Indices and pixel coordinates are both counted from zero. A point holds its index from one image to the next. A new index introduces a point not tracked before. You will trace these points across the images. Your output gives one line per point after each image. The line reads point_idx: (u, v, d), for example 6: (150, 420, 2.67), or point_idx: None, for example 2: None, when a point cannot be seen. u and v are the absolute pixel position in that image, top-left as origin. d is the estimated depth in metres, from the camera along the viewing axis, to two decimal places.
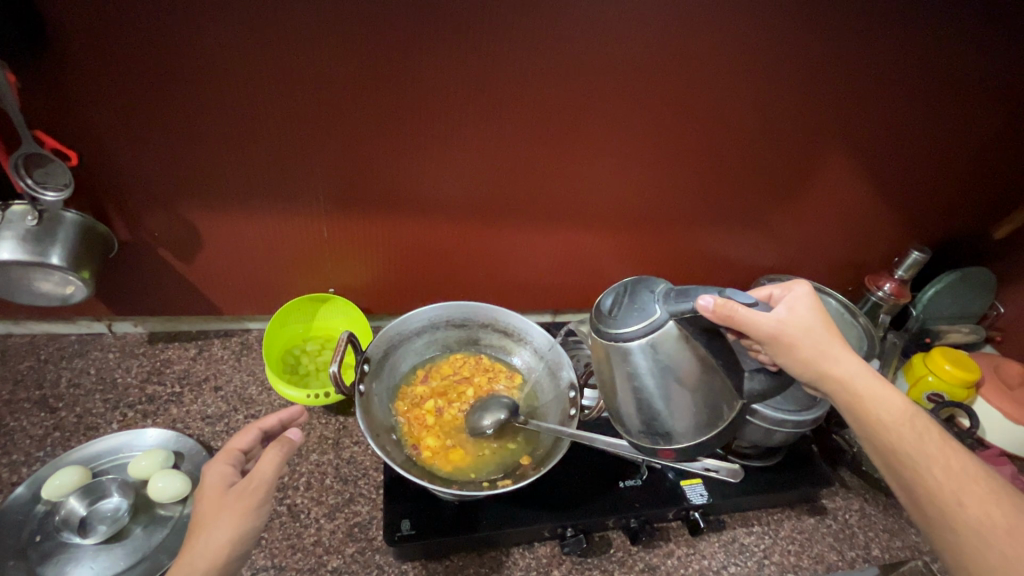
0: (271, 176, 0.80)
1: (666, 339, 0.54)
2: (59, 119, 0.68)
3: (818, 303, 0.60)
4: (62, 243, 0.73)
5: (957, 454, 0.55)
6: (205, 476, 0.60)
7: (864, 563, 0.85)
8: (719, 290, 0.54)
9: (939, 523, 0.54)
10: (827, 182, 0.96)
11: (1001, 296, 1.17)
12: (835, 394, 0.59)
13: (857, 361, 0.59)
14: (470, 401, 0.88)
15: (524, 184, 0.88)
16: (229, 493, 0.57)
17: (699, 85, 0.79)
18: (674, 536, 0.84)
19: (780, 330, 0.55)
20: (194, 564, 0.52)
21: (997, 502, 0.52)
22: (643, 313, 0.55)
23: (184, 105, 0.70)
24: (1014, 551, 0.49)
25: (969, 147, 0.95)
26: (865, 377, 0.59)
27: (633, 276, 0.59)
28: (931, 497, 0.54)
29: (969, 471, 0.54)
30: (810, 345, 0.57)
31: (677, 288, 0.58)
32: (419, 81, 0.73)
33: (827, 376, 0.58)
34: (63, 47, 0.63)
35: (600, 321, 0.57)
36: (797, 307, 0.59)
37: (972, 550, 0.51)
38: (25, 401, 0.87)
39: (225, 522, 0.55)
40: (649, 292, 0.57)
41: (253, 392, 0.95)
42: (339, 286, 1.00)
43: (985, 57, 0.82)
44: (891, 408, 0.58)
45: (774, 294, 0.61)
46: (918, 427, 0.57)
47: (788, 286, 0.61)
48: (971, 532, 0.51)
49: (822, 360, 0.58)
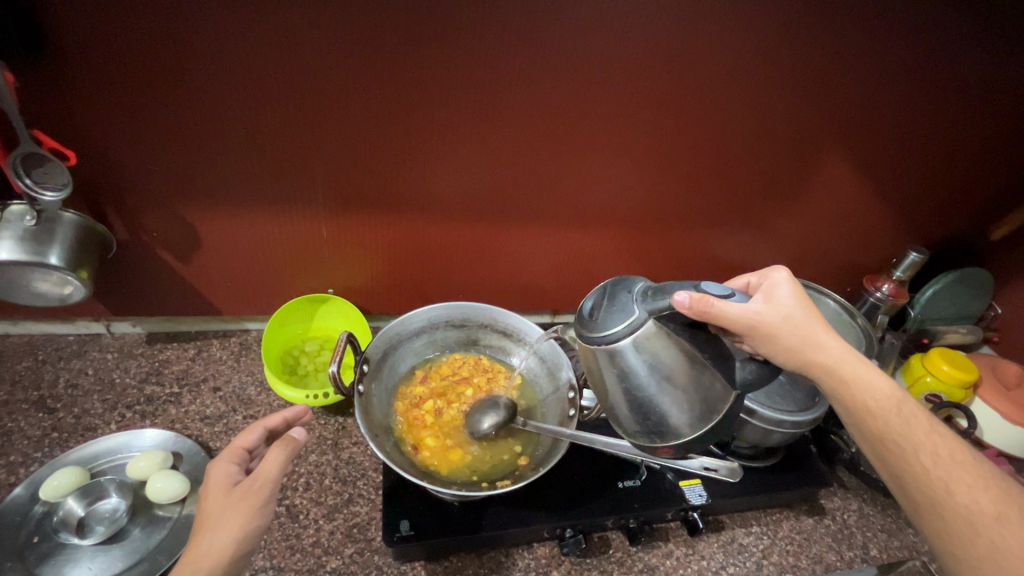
0: (271, 176, 0.80)
1: (649, 336, 0.54)
2: (57, 119, 0.68)
3: (798, 288, 0.61)
4: (61, 243, 0.73)
5: (945, 439, 0.55)
6: (209, 474, 0.60)
7: (862, 563, 0.85)
8: (693, 285, 0.54)
9: (928, 510, 0.54)
10: (825, 183, 0.96)
11: (998, 295, 1.17)
12: (822, 381, 0.60)
13: (841, 346, 0.60)
14: (469, 402, 0.88)
15: (525, 185, 0.88)
16: (233, 492, 0.57)
17: (698, 86, 0.79)
18: (672, 536, 0.84)
19: (761, 321, 0.56)
20: (198, 563, 0.52)
21: (985, 488, 0.52)
22: (624, 312, 0.55)
23: (184, 105, 0.70)
24: (1002, 538, 0.50)
25: (967, 149, 0.95)
26: (849, 361, 0.59)
27: (612, 278, 0.59)
28: (919, 484, 0.54)
29: (956, 456, 0.54)
30: (794, 333, 0.58)
31: (655, 286, 0.58)
32: (420, 82, 0.73)
33: (813, 364, 0.58)
34: (62, 47, 0.63)
35: (583, 326, 0.57)
36: (777, 295, 0.60)
37: (961, 537, 0.51)
38: (23, 401, 0.86)
39: (229, 522, 0.55)
40: (627, 291, 0.57)
41: (252, 393, 0.94)
42: (338, 286, 1.00)
43: (984, 58, 0.82)
44: (877, 394, 0.58)
45: (752, 282, 0.65)
46: (904, 412, 0.57)
47: (765, 274, 0.64)
48: (960, 518, 0.52)
49: (807, 347, 0.58)
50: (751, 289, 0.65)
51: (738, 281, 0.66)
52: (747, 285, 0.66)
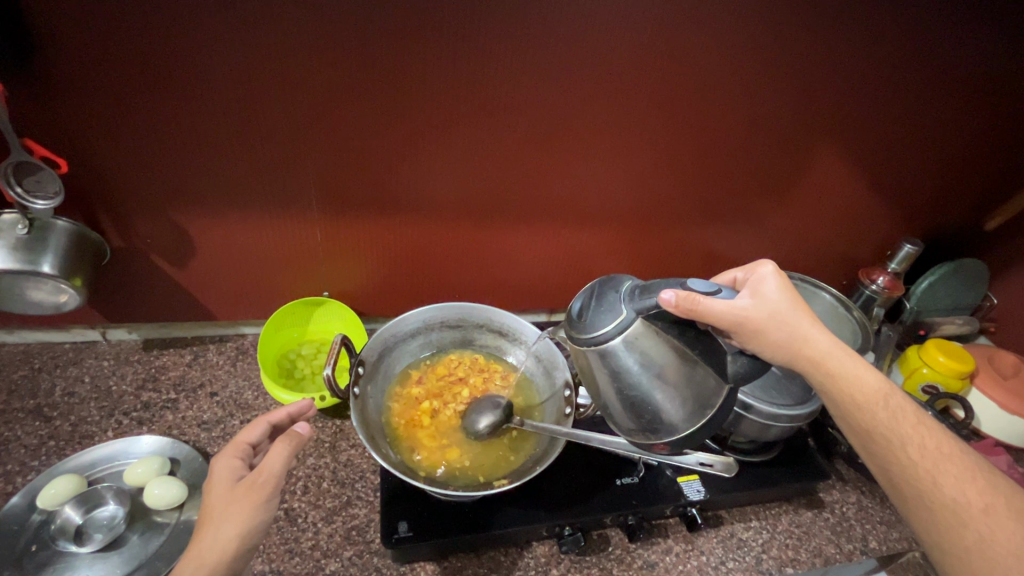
0: (265, 181, 0.80)
1: (638, 335, 0.54)
2: (48, 127, 0.68)
3: (784, 282, 0.61)
4: (54, 251, 0.73)
5: (931, 431, 0.55)
6: (214, 468, 0.60)
7: (861, 556, 0.86)
8: (679, 282, 0.54)
9: (916, 502, 0.54)
10: (818, 177, 0.97)
11: (994, 286, 1.17)
12: (810, 374, 0.60)
13: (828, 338, 0.60)
14: (465, 401, 0.88)
15: (519, 184, 0.88)
16: (237, 486, 0.57)
17: (689, 82, 0.79)
18: (672, 533, 0.84)
19: (749, 316, 0.56)
20: (203, 557, 0.52)
21: (972, 480, 0.52)
22: (612, 313, 0.55)
23: (175, 111, 0.70)
24: (989, 529, 0.50)
25: (959, 141, 0.96)
26: (836, 354, 0.60)
27: (600, 278, 0.59)
28: (906, 477, 0.54)
29: (942, 448, 0.54)
30: (780, 327, 0.58)
31: (642, 285, 0.58)
32: (412, 84, 0.73)
33: (800, 357, 0.59)
34: (50, 57, 0.62)
35: (573, 327, 0.58)
36: (763, 290, 0.60)
37: (947, 528, 0.51)
38: (19, 410, 0.86)
39: (233, 516, 0.55)
40: (615, 291, 0.57)
41: (249, 397, 0.94)
42: (333, 289, 1.00)
43: (974, 49, 0.82)
44: (864, 387, 0.58)
45: (738, 277, 0.65)
46: (892, 405, 0.57)
47: (751, 269, 0.64)
48: (946, 511, 0.52)
49: (793, 341, 0.58)
50: (737, 284, 0.65)
51: (724, 277, 0.66)
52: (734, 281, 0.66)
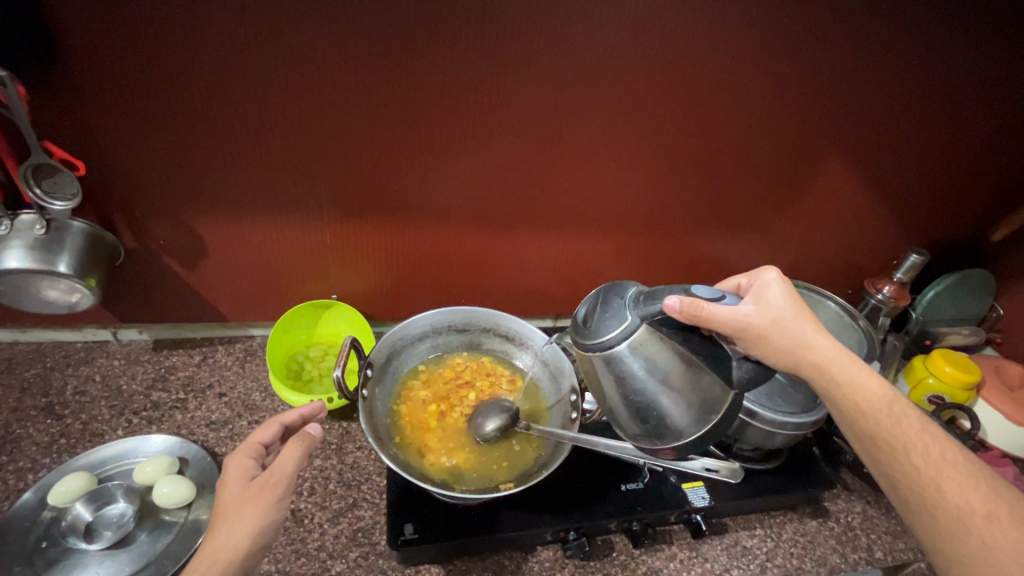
0: (279, 185, 0.81)
1: (644, 340, 0.55)
2: (66, 130, 0.70)
3: (789, 288, 0.61)
4: (70, 251, 0.74)
5: (935, 438, 0.56)
6: (228, 467, 0.61)
7: (866, 565, 0.85)
8: (684, 288, 0.55)
9: (919, 509, 0.54)
10: (824, 186, 0.97)
11: (1001, 297, 1.17)
12: (814, 380, 0.60)
13: (832, 344, 0.60)
14: (472, 405, 0.88)
15: (527, 190, 0.89)
16: (250, 485, 0.58)
17: (696, 92, 0.80)
18: (676, 539, 0.84)
19: (753, 321, 0.56)
20: (216, 554, 0.53)
21: (976, 488, 0.53)
22: (617, 319, 0.56)
23: (191, 115, 0.71)
24: (991, 536, 0.50)
25: (965, 151, 0.96)
26: (841, 359, 0.60)
27: (604, 285, 0.59)
28: (909, 482, 0.55)
29: (946, 455, 0.54)
30: (785, 332, 0.58)
31: (646, 291, 0.58)
32: (424, 91, 0.74)
33: (805, 363, 0.59)
34: (71, 62, 0.64)
35: (578, 333, 0.58)
36: (766, 296, 0.61)
37: (950, 534, 0.52)
38: (32, 408, 0.87)
39: (246, 514, 0.56)
40: (620, 297, 0.57)
41: (257, 398, 0.95)
42: (341, 292, 1.01)
43: (979, 60, 0.83)
44: (870, 394, 0.58)
45: (742, 284, 0.66)
46: (896, 412, 0.57)
47: (755, 275, 0.65)
48: (949, 517, 0.52)
49: (798, 346, 0.58)
50: (742, 290, 0.66)
51: (728, 283, 0.67)
52: (737, 287, 0.67)
